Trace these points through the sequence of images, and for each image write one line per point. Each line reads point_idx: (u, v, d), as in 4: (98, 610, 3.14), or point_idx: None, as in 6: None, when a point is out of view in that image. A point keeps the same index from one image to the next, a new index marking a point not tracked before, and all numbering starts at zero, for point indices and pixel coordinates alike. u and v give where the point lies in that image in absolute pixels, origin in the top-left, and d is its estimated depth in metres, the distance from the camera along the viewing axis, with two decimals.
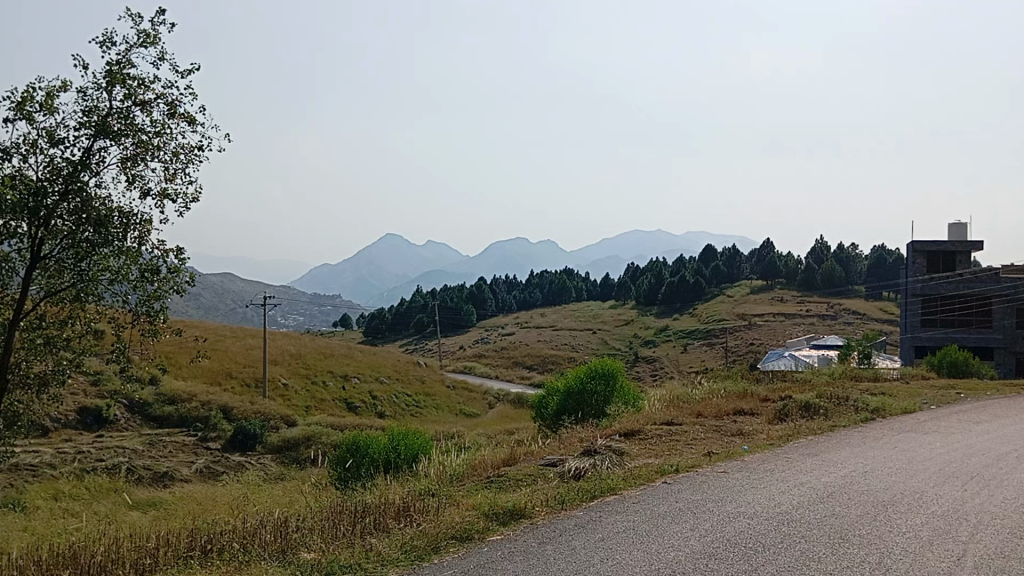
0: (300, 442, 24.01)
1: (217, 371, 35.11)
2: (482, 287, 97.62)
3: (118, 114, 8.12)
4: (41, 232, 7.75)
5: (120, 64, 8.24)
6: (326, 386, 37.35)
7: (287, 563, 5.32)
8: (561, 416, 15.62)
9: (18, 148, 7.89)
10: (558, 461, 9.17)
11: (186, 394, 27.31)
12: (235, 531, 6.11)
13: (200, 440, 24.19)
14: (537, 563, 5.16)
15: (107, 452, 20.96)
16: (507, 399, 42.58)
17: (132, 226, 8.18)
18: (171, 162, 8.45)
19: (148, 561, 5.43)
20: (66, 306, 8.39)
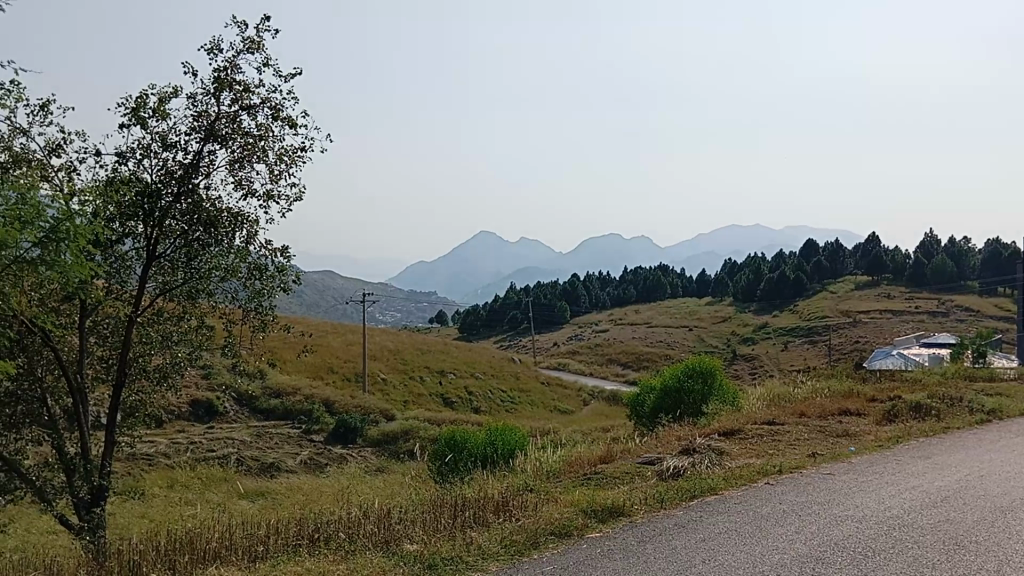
0: (399, 436, 24.43)
1: (320, 366, 36.19)
2: (576, 285, 97.56)
3: (226, 119, 8.44)
4: (156, 232, 8.24)
5: (227, 70, 8.56)
6: (423, 381, 38.01)
7: (390, 555, 5.42)
8: (658, 414, 15.40)
9: (134, 152, 8.28)
10: (655, 460, 9.07)
11: (291, 389, 28.31)
12: (341, 521, 6.28)
13: (304, 432, 24.95)
14: (638, 563, 5.11)
15: (217, 443, 21.86)
16: (602, 397, 42.49)
17: (240, 226, 8.52)
18: (275, 164, 8.74)
19: (260, 549, 5.63)
20: (180, 303, 8.71)
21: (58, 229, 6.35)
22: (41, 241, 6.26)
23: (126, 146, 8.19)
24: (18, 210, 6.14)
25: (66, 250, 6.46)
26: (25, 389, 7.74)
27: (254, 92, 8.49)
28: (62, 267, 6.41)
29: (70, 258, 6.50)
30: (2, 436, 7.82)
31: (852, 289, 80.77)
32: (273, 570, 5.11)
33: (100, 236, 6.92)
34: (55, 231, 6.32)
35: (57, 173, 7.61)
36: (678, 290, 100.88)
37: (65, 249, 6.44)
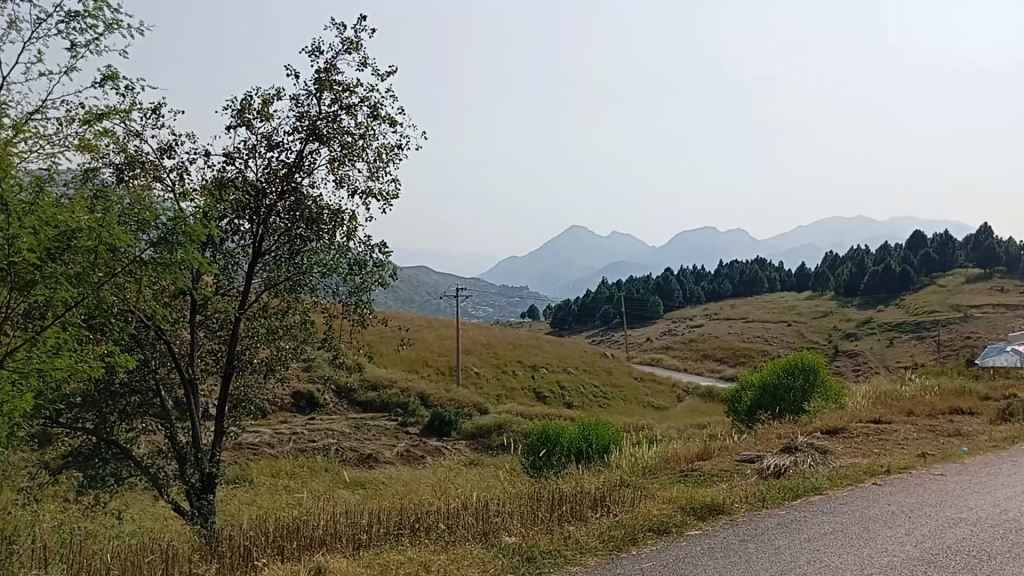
0: (492, 430, 24.65)
1: (415, 359, 36.85)
2: (670, 279, 96.34)
3: (326, 118, 8.66)
4: (262, 229, 8.53)
5: (327, 71, 8.77)
6: (516, 375, 38.24)
7: (489, 546, 5.48)
8: (757, 411, 15.08)
9: (241, 152, 8.58)
10: (755, 458, 8.87)
11: (387, 382, 28.92)
12: (441, 512, 6.39)
13: (400, 425, 25.46)
14: (739, 562, 5.02)
15: (318, 433, 22.55)
16: (697, 393, 41.83)
17: (341, 223, 8.75)
18: (374, 161, 8.93)
19: (364, 537, 5.79)
20: (285, 298, 9.00)
21: (174, 228, 5.97)
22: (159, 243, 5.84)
23: (233, 147, 8.50)
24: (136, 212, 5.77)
25: (180, 248, 6.04)
26: (138, 379, 8.01)
27: (354, 92, 8.68)
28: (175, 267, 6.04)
29: (182, 254, 6.06)
30: (119, 425, 8.08)
31: (962, 283, 77.12)
32: (376, 558, 5.22)
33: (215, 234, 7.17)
34: (171, 230, 5.95)
35: (170, 174, 7.93)
36: (775, 283, 98.36)
37: (179, 247, 6.02)
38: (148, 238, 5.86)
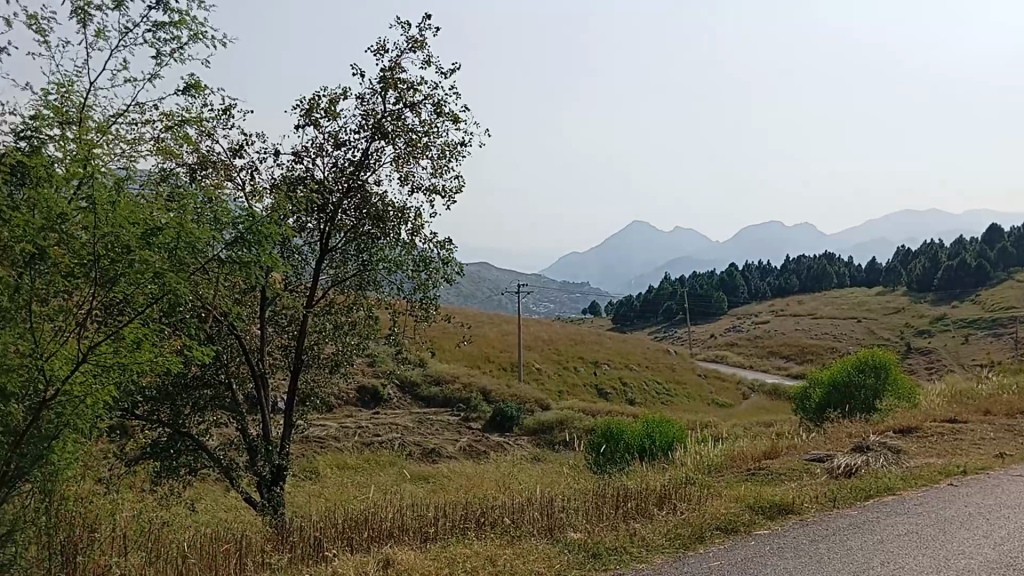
0: (554, 426, 24.63)
1: (477, 355, 37.06)
2: (734, 275, 94.88)
3: (391, 116, 8.76)
4: (329, 227, 8.69)
5: (392, 69, 8.88)
6: (578, 371, 38.14)
7: (554, 542, 5.49)
8: (826, 409, 14.76)
9: (308, 151, 8.74)
10: (825, 457, 8.70)
11: (450, 377, 29.15)
12: (506, 506, 6.43)
13: (463, 420, 25.64)
14: (811, 562, 4.94)
15: (382, 428, 22.86)
16: (762, 391, 41.14)
17: (406, 220, 8.86)
18: (438, 158, 9.00)
19: (431, 530, 5.87)
20: (351, 295, 9.15)
21: (251, 227, 6.13)
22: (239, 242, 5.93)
23: (301, 146, 8.66)
24: (216, 211, 5.92)
25: (255, 248, 6.15)
26: (210, 374, 8.23)
27: (418, 90, 8.76)
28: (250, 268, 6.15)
29: (257, 254, 6.18)
30: (192, 417, 8.30)
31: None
32: (443, 551, 5.28)
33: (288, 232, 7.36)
34: (247, 229, 6.09)
35: (241, 173, 8.12)
36: (843, 279, 96.06)
37: (256, 247, 6.16)
38: (228, 235, 5.99)
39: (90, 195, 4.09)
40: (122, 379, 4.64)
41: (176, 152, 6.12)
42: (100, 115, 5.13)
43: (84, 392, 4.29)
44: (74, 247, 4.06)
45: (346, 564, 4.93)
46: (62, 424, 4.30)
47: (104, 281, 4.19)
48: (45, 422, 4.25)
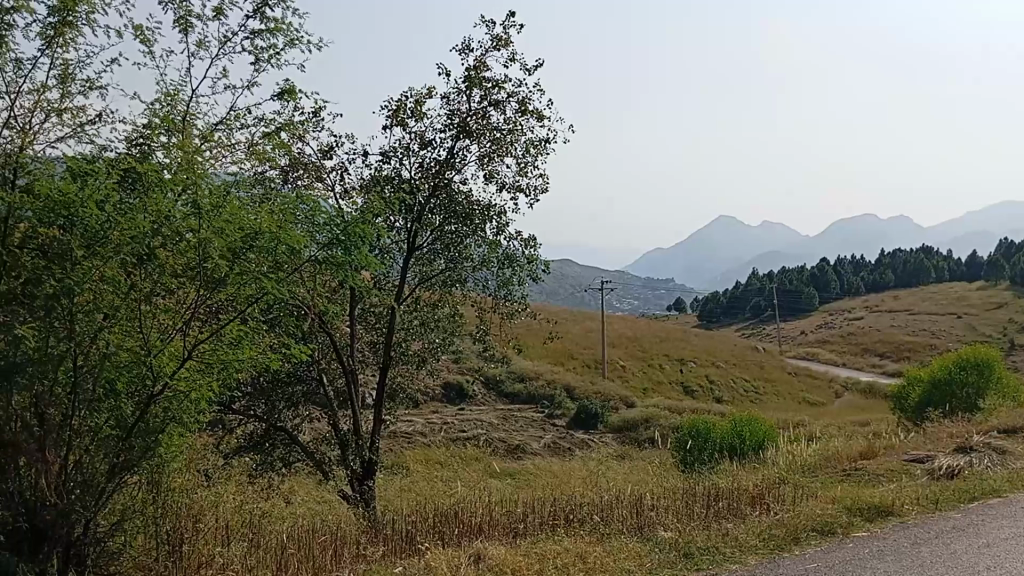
0: (639, 424, 24.42)
1: (561, 352, 37.06)
2: (825, 270, 92.23)
3: (477, 115, 8.83)
4: (416, 225, 8.82)
5: (477, 68, 8.94)
6: (663, 368, 37.71)
7: (644, 540, 5.47)
8: (925, 409, 14.21)
9: (395, 152, 8.89)
10: (926, 458, 8.38)
11: (534, 375, 29.23)
12: (595, 504, 6.42)
13: (547, 417, 25.68)
14: (913, 565, 4.77)
15: (468, 424, 23.11)
16: (856, 389, 39.86)
17: (491, 218, 8.93)
18: (523, 156, 9.03)
19: (520, 526, 5.93)
20: (437, 292, 9.26)
21: (346, 227, 6.15)
22: (336, 242, 5.99)
23: (388, 147, 8.81)
24: (311, 213, 6.06)
25: (351, 248, 6.13)
26: (303, 370, 8.45)
27: (502, 88, 8.80)
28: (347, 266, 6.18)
29: (354, 253, 6.25)
30: (286, 412, 8.54)
31: None
32: (534, 547, 5.30)
33: (382, 232, 7.49)
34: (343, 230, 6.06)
35: (331, 173, 8.33)
36: (942, 273, 92.18)
37: (352, 247, 6.20)
38: (321, 235, 6.09)
39: (196, 200, 4.23)
40: (224, 375, 4.83)
41: (273, 155, 6.25)
42: (203, 122, 5.29)
43: (188, 387, 4.51)
44: (182, 247, 4.22)
45: (438, 557, 5.01)
46: (168, 418, 4.51)
47: (209, 283, 4.37)
48: (152, 416, 4.45)
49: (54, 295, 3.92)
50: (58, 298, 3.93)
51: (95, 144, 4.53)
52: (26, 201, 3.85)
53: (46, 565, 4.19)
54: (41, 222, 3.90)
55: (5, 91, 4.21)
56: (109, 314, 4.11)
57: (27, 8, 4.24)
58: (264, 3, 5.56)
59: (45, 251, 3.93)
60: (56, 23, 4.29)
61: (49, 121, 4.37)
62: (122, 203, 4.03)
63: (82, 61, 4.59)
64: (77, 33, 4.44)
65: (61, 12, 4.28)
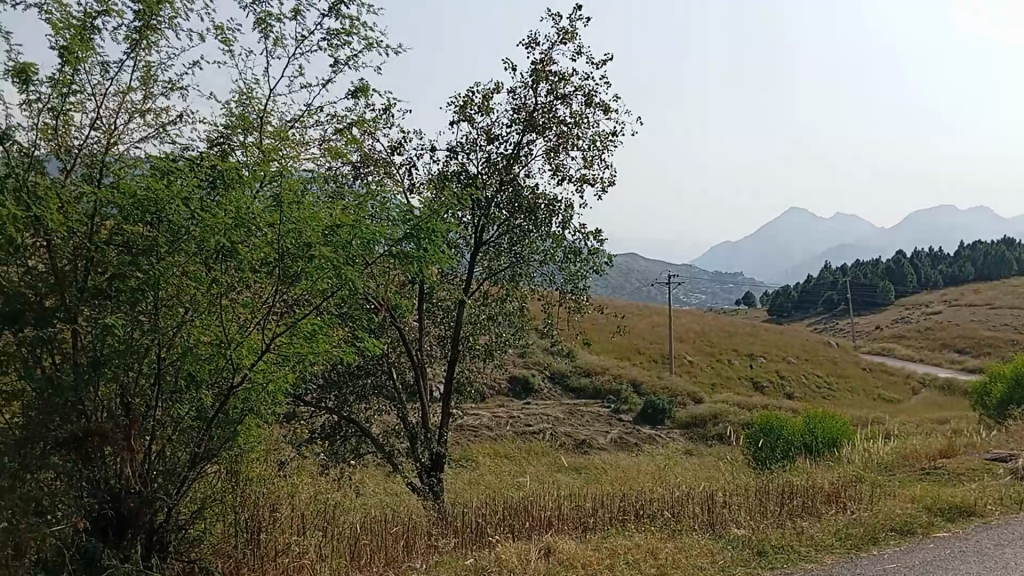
0: (708, 419, 24.10)
1: (627, 347, 36.83)
2: (900, 263, 89.56)
3: (543, 109, 8.81)
4: (483, 220, 8.85)
5: (544, 62, 8.92)
6: (732, 363, 37.13)
7: (717, 537, 5.41)
8: (1009, 407, 13.68)
9: (463, 147, 8.93)
10: (1010, 458, 8.08)
11: (600, 370, 29.10)
12: (665, 500, 6.40)
13: (613, 412, 25.55)
14: (998, 567, 4.62)
15: (534, 418, 23.12)
16: (934, 386, 38.60)
17: (557, 212, 8.92)
18: (589, 149, 8.97)
19: (590, 520, 6.00)
20: (504, 287, 9.24)
21: (419, 223, 6.14)
22: (408, 238, 5.97)
23: (456, 143, 8.86)
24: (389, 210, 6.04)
25: (425, 243, 6.18)
26: (373, 364, 8.61)
27: (569, 81, 8.77)
28: (419, 262, 6.23)
29: (426, 248, 6.17)
30: (357, 405, 8.68)
31: None
32: (604, 542, 5.28)
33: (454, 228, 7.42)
34: (415, 225, 6.12)
35: (399, 170, 8.42)
36: None
37: (426, 242, 6.15)
38: (401, 232, 6.08)
39: (276, 197, 4.37)
40: (300, 367, 4.93)
41: (345, 153, 6.34)
42: (279, 119, 5.37)
43: (265, 379, 4.60)
44: (260, 244, 4.32)
45: (509, 549, 5.04)
46: (247, 410, 4.61)
47: (285, 278, 4.45)
48: (232, 408, 4.56)
49: (139, 288, 4.07)
50: (143, 290, 4.08)
51: (177, 143, 4.65)
52: (113, 198, 3.99)
53: (130, 551, 4.35)
54: (128, 218, 4.05)
55: (91, 93, 4.36)
56: (190, 308, 4.24)
57: (113, 11, 4.38)
58: (337, 1, 5.64)
59: (131, 246, 4.07)
60: (140, 26, 4.42)
61: (132, 122, 4.50)
62: (205, 201, 4.17)
63: (164, 62, 4.71)
64: (160, 36, 4.57)
65: (145, 15, 4.40)
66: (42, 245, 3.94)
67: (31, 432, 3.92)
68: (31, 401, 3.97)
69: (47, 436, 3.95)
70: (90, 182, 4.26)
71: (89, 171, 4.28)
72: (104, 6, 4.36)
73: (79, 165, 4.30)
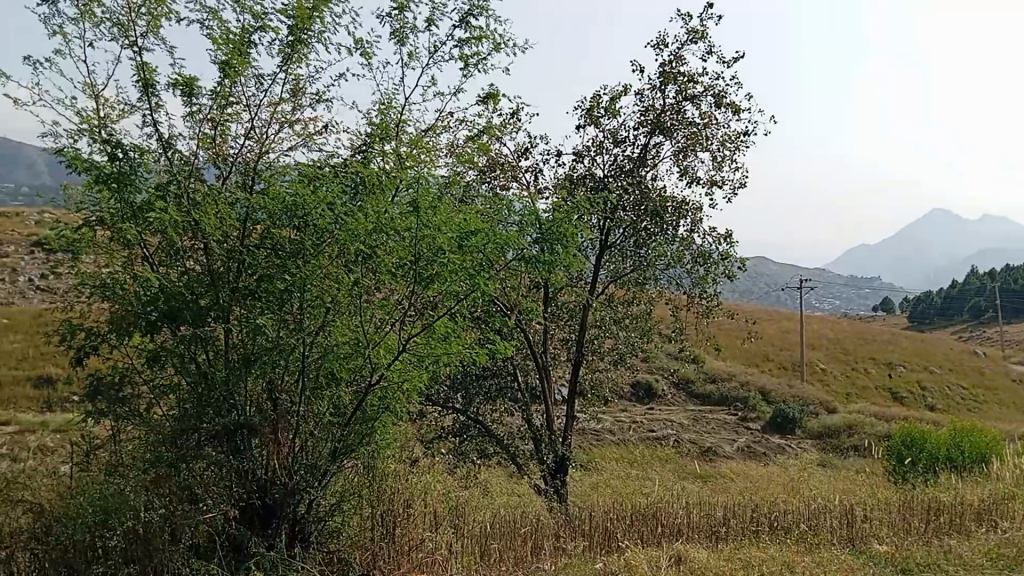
0: (841, 430, 23.14)
1: (755, 353, 35.82)
2: None
3: (671, 110, 8.69)
4: (609, 223, 8.77)
5: (673, 63, 8.80)
6: (868, 372, 35.51)
7: (857, 554, 5.23)
8: None
9: (589, 150, 8.93)
10: None
11: (726, 376, 28.46)
12: (801, 512, 6.28)
13: (741, 419, 24.90)
14: None
15: (658, 424, 22.82)
16: None
17: (685, 214, 8.75)
18: (719, 150, 8.78)
19: (722, 530, 6.00)
20: (631, 290, 9.22)
21: (549, 230, 6.23)
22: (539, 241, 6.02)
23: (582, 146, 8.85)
24: (521, 215, 6.07)
25: (557, 247, 6.27)
26: (498, 365, 8.68)
27: (698, 81, 8.61)
28: (550, 265, 6.28)
29: (557, 252, 6.25)
30: (484, 406, 8.84)
31: None
32: (737, 553, 5.17)
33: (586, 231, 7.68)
34: (546, 230, 6.18)
35: (526, 173, 8.51)
36: None
37: (557, 246, 6.22)
38: (531, 236, 6.11)
39: (413, 202, 4.49)
40: (435, 367, 5.01)
41: (475, 157, 6.45)
42: (415, 127, 5.53)
43: (401, 378, 4.69)
44: (396, 248, 4.42)
45: (638, 556, 5.01)
46: (382, 408, 4.74)
47: (421, 280, 4.50)
48: (369, 406, 4.71)
49: (286, 290, 4.27)
50: (291, 291, 4.27)
51: (323, 151, 4.86)
52: (264, 205, 4.25)
53: (274, 540, 4.58)
54: (274, 222, 4.31)
55: (246, 105, 4.62)
56: (331, 306, 4.41)
57: (270, 28, 4.62)
58: (470, 12, 5.72)
59: (278, 250, 4.30)
60: (293, 41, 4.64)
61: (283, 131, 4.73)
62: (347, 207, 4.34)
63: (312, 75, 4.93)
64: (309, 50, 4.78)
65: (297, 30, 4.61)
66: (200, 248, 4.32)
67: (186, 424, 4.27)
68: (187, 395, 4.35)
69: (200, 428, 4.28)
70: (244, 188, 4.54)
71: (243, 178, 4.57)
72: (261, 22, 4.60)
73: (235, 172, 4.59)
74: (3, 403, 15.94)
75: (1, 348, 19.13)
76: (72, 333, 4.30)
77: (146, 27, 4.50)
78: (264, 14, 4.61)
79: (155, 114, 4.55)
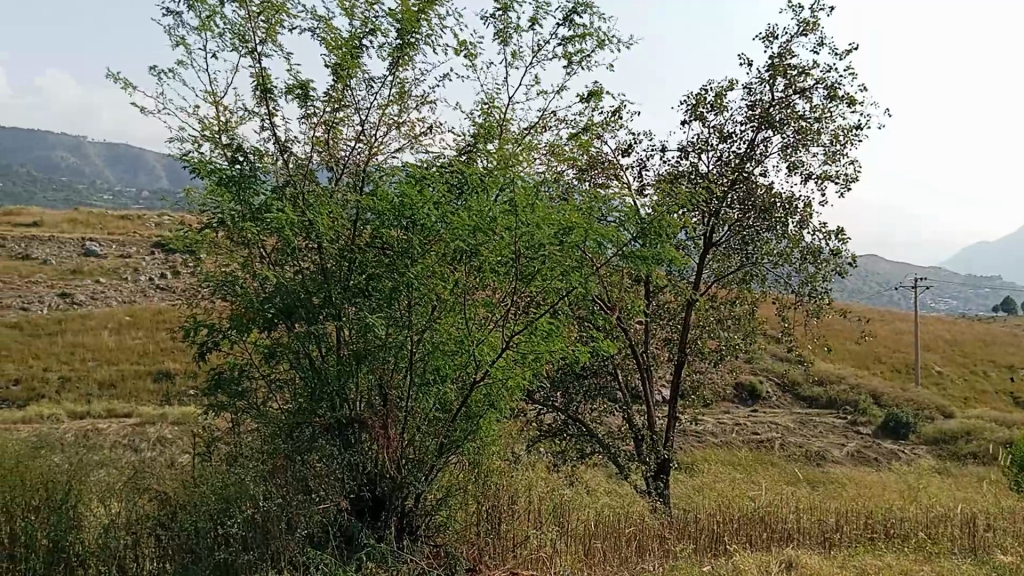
0: (959, 436, 22.05)
1: (866, 355, 34.50)
2: None
3: (780, 104, 8.47)
4: (714, 221, 8.61)
5: (782, 56, 8.57)
6: (989, 375, 33.72)
7: (980, 563, 5.02)
8: None
9: (694, 146, 8.79)
10: None
11: (834, 379, 27.50)
12: (918, 521, 6.09)
13: (850, 424, 24.00)
14: None
15: (762, 427, 22.24)
16: None
17: (794, 211, 8.52)
18: (831, 144, 8.50)
19: (836, 535, 5.84)
20: (735, 290, 9.02)
21: (651, 227, 6.15)
22: (642, 240, 5.98)
23: (687, 143, 8.72)
24: (624, 211, 6.04)
25: (658, 245, 6.18)
26: (599, 365, 8.64)
27: (810, 74, 8.35)
28: (652, 264, 6.17)
29: (660, 249, 6.16)
30: (584, 405, 8.81)
31: None
32: (852, 559, 5.03)
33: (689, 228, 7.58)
34: (648, 228, 6.11)
35: (627, 172, 8.47)
36: None
37: (658, 242, 6.10)
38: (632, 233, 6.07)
39: (514, 200, 4.48)
40: (538, 364, 5.02)
41: (577, 156, 6.44)
42: (518, 126, 5.58)
43: (505, 375, 4.74)
44: (497, 247, 4.39)
45: (749, 559, 4.91)
46: (487, 405, 4.81)
47: (522, 277, 4.53)
48: (473, 402, 4.78)
49: (395, 288, 4.41)
50: (399, 290, 4.41)
51: (430, 151, 4.95)
52: (373, 205, 4.35)
53: (384, 531, 4.75)
54: (383, 224, 4.38)
55: (357, 108, 4.75)
56: (437, 303, 4.48)
57: (379, 30, 4.74)
58: (573, 9, 5.72)
59: (387, 249, 4.41)
60: (400, 44, 4.75)
61: (391, 133, 4.85)
62: (452, 206, 4.40)
63: (418, 78, 5.02)
64: (417, 53, 4.88)
65: (404, 34, 4.72)
66: (314, 247, 4.45)
67: (300, 416, 4.50)
68: (301, 389, 4.56)
69: (314, 420, 4.51)
70: (354, 190, 4.70)
71: (354, 180, 4.73)
72: (370, 25, 4.72)
73: (346, 175, 4.74)
74: (126, 397, 16.87)
75: (124, 344, 20.23)
76: (195, 329, 4.52)
77: (264, 35, 4.69)
78: (373, 18, 4.73)
79: (272, 119, 4.73)
